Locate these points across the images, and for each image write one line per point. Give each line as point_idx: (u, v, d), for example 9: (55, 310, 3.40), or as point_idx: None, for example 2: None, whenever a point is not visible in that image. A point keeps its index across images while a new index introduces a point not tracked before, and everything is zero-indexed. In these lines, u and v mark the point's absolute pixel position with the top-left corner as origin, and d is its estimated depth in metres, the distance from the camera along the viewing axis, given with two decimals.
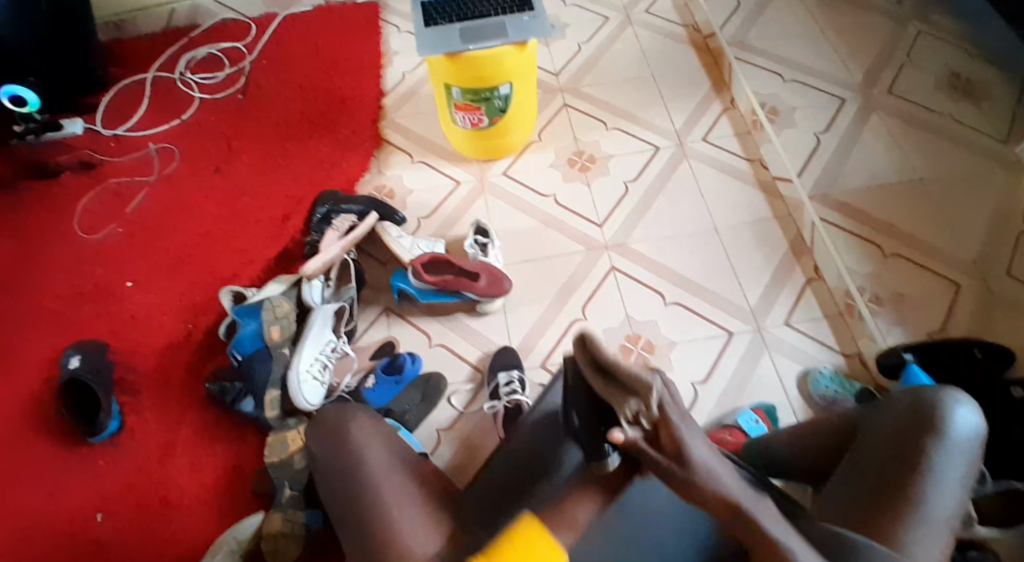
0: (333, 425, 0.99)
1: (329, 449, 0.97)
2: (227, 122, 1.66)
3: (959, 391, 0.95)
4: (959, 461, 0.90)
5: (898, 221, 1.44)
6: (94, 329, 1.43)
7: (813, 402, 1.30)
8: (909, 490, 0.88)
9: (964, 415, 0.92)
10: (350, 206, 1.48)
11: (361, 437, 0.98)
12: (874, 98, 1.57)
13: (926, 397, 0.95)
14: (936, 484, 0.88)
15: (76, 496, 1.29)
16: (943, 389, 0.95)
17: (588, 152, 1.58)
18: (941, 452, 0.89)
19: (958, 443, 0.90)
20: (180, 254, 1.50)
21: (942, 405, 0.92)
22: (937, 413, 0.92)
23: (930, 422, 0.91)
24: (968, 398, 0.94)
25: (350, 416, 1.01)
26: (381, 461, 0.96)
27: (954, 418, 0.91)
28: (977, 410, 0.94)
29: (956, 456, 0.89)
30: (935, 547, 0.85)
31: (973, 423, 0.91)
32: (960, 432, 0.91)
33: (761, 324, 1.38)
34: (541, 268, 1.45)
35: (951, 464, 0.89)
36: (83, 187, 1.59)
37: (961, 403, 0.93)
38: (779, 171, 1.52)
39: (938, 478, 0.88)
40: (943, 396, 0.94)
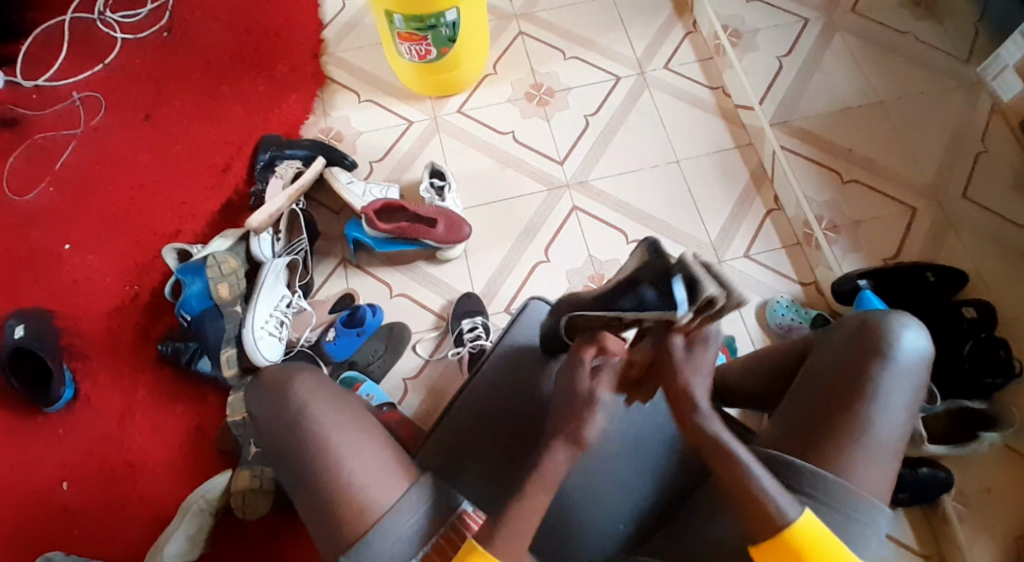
0: (277, 383, 0.93)
1: (272, 410, 0.92)
2: (153, 61, 1.53)
3: (903, 313, 0.92)
4: (906, 383, 0.87)
5: (857, 146, 1.42)
6: (32, 296, 1.36)
7: (771, 330, 1.32)
8: (857, 416, 0.85)
9: (911, 337, 0.89)
10: (294, 151, 1.40)
11: (305, 394, 0.92)
12: (836, 18, 1.52)
13: (873, 320, 0.91)
14: (884, 409, 0.85)
15: (38, 465, 1.27)
16: (891, 313, 0.91)
17: (546, 84, 1.51)
18: (888, 376, 0.87)
19: (905, 366, 0.87)
20: (117, 209, 1.42)
21: (890, 328, 0.89)
22: (885, 336, 0.88)
23: (876, 345, 0.88)
24: (914, 320, 0.91)
25: (292, 373, 0.94)
26: (329, 415, 0.90)
27: (901, 342, 0.88)
28: (924, 330, 0.91)
29: (902, 379, 0.87)
30: (883, 472, 0.84)
31: (920, 345, 0.89)
32: (907, 354, 0.88)
33: (722, 257, 1.38)
34: (501, 209, 1.41)
35: (898, 387, 0.86)
36: (2, 141, 1.47)
37: (909, 325, 0.90)
38: (742, 99, 1.47)
39: (886, 403, 0.86)
40: (891, 320, 0.90)
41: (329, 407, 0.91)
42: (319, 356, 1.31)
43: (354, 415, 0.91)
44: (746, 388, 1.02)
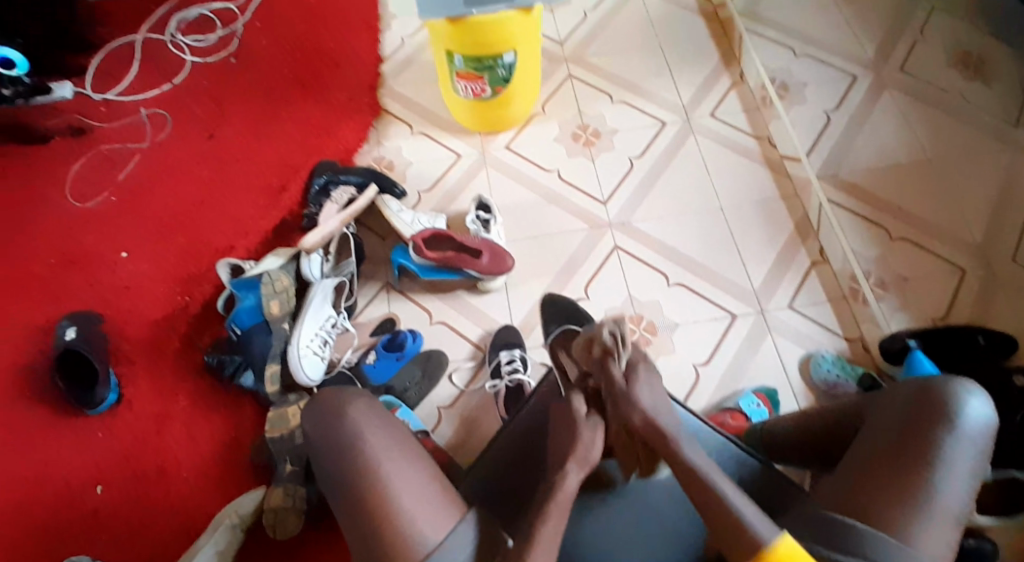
0: (330, 401, 0.94)
1: (323, 429, 0.92)
2: (220, 85, 1.61)
3: (968, 380, 0.91)
4: (970, 452, 0.86)
5: (905, 203, 1.42)
6: (87, 300, 1.41)
7: (815, 385, 1.31)
8: (918, 480, 0.84)
9: (975, 405, 0.88)
10: (348, 177, 1.45)
11: (358, 416, 0.92)
12: (885, 74, 1.51)
13: (937, 385, 0.91)
14: (947, 476, 0.84)
15: (75, 466, 1.29)
16: (955, 379, 0.91)
17: (592, 126, 1.55)
18: (952, 443, 0.86)
19: (970, 433, 0.86)
20: (174, 222, 1.47)
21: (954, 396, 0.88)
22: (950, 402, 0.88)
23: (942, 410, 0.87)
24: (978, 388, 0.90)
25: (347, 396, 0.95)
26: (382, 441, 0.90)
27: (966, 410, 0.87)
28: (988, 398, 0.90)
29: (967, 448, 0.86)
30: (944, 540, 0.82)
31: (985, 413, 0.88)
32: (972, 423, 0.87)
33: (765, 307, 1.38)
34: (545, 244, 1.43)
35: (962, 455, 0.85)
36: (72, 151, 1.54)
37: (973, 393, 0.89)
38: (788, 150, 1.50)
39: (948, 471, 0.84)
40: (955, 386, 0.89)
41: (382, 434, 0.91)
42: (357, 377, 1.33)
43: (407, 445, 0.91)
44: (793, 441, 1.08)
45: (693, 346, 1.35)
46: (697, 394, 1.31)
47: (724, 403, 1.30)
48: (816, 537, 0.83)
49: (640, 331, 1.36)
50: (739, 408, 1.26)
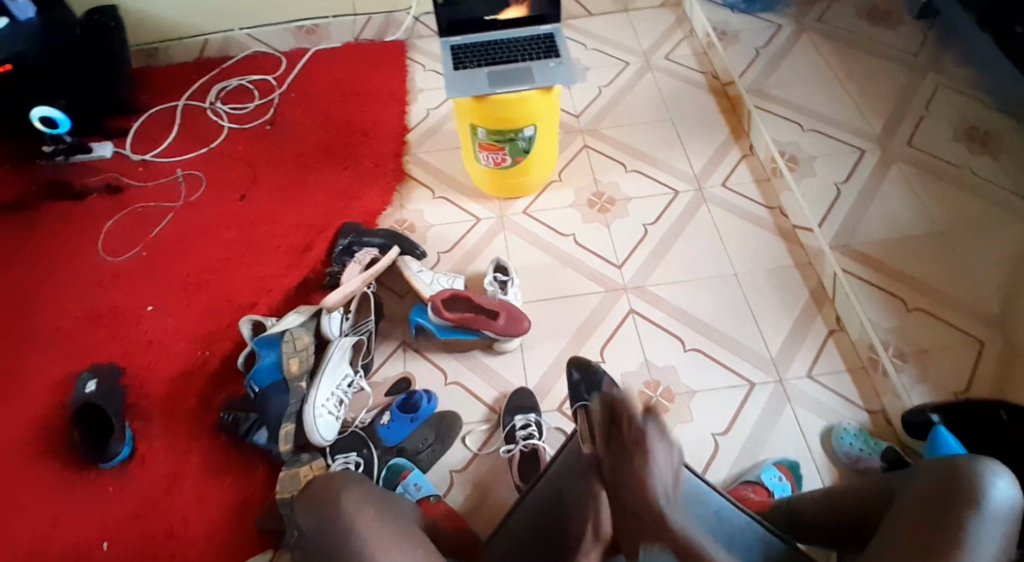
0: (329, 492, 0.94)
1: (321, 523, 0.91)
2: (253, 151, 1.68)
3: (996, 462, 0.88)
4: (999, 532, 0.82)
5: (923, 275, 1.35)
6: (111, 352, 1.43)
7: (838, 458, 1.29)
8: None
9: (1002, 487, 0.85)
10: (372, 239, 1.49)
11: (353, 509, 0.92)
12: (891, 147, 1.42)
13: (964, 466, 0.88)
14: (975, 557, 0.80)
15: (81, 523, 1.27)
16: (981, 459, 0.88)
17: (607, 194, 1.59)
18: (979, 524, 0.82)
19: (996, 514, 0.83)
20: (200, 278, 1.51)
21: (979, 477, 0.85)
22: (973, 483, 0.85)
23: (967, 493, 0.84)
24: (1006, 471, 0.87)
25: (341, 488, 0.94)
26: (376, 531, 0.90)
27: (990, 491, 0.84)
28: (1016, 481, 0.87)
29: (994, 531, 0.82)
30: None
31: (1012, 496, 0.84)
32: (997, 502, 0.83)
33: (782, 374, 1.38)
34: (561, 307, 1.45)
35: (990, 537, 0.81)
36: (108, 209, 1.61)
37: (1000, 475, 0.86)
38: (800, 221, 1.55)
39: (976, 552, 0.80)
40: (980, 468, 0.86)
41: (378, 526, 0.91)
42: (370, 438, 1.33)
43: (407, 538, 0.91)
44: (817, 519, 1.05)
45: (709, 413, 1.34)
46: (716, 465, 1.29)
47: (745, 475, 1.27)
48: None
49: (655, 397, 1.35)
50: (761, 481, 1.23)
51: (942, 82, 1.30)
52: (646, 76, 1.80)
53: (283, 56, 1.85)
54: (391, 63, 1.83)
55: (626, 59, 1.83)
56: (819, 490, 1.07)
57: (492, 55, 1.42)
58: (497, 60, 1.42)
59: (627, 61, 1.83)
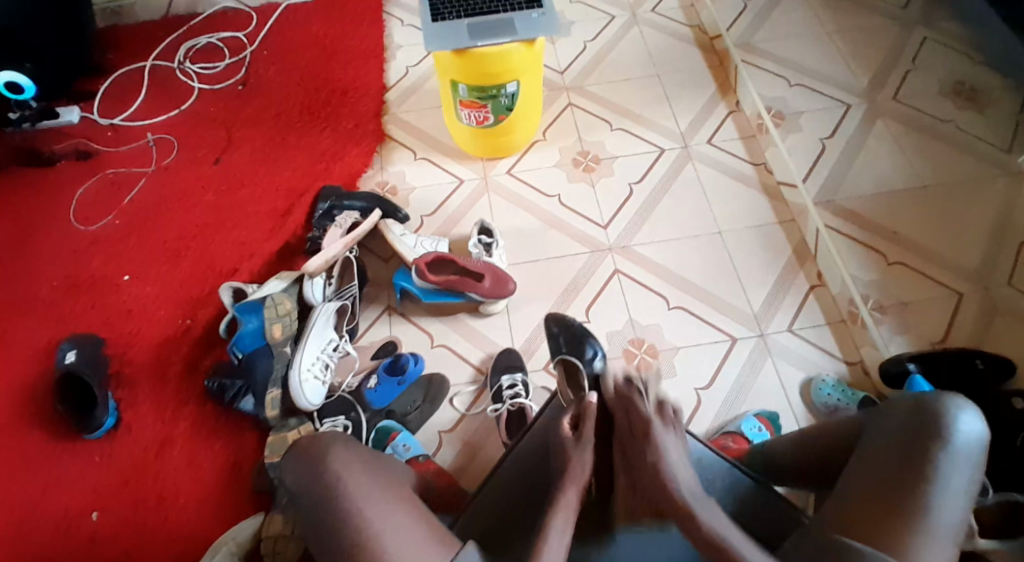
0: (321, 446, 0.94)
1: (311, 474, 0.92)
2: (227, 112, 1.63)
3: (960, 396, 0.91)
4: (966, 467, 0.85)
5: (903, 228, 1.41)
6: (90, 323, 1.41)
7: (816, 410, 1.31)
8: (914, 495, 0.83)
9: (967, 420, 0.88)
10: (352, 202, 1.46)
11: (342, 466, 0.92)
12: (880, 103, 1.51)
13: (929, 401, 0.90)
14: (943, 492, 0.83)
15: (71, 492, 1.27)
16: (945, 395, 0.90)
17: (593, 152, 1.58)
18: (946, 458, 0.85)
19: (963, 449, 0.85)
20: (178, 246, 1.48)
21: (943, 412, 0.88)
22: (941, 418, 0.87)
23: (934, 428, 0.86)
24: (971, 404, 0.89)
25: (329, 441, 0.95)
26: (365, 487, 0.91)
27: (956, 425, 0.87)
28: (980, 414, 0.89)
29: (961, 464, 0.85)
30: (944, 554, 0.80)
31: (978, 429, 0.87)
32: (963, 438, 0.86)
33: (765, 330, 1.39)
34: (547, 267, 1.45)
35: (959, 471, 0.84)
36: (79, 175, 1.56)
37: (964, 409, 0.88)
38: (784, 176, 1.52)
39: (946, 487, 0.83)
40: (945, 402, 0.89)
41: (367, 485, 0.91)
42: (358, 402, 1.33)
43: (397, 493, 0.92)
44: (794, 462, 1.06)
45: (694, 370, 1.35)
46: (700, 417, 1.31)
47: (725, 427, 1.29)
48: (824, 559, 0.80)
49: (641, 355, 1.36)
50: (740, 431, 1.26)
51: (929, 36, 1.48)
52: (631, 29, 1.76)
53: (254, 11, 1.78)
54: (369, 17, 1.77)
55: (610, 12, 1.79)
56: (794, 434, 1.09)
57: (474, 6, 1.36)
58: (478, 10, 1.36)
59: (611, 14, 1.78)
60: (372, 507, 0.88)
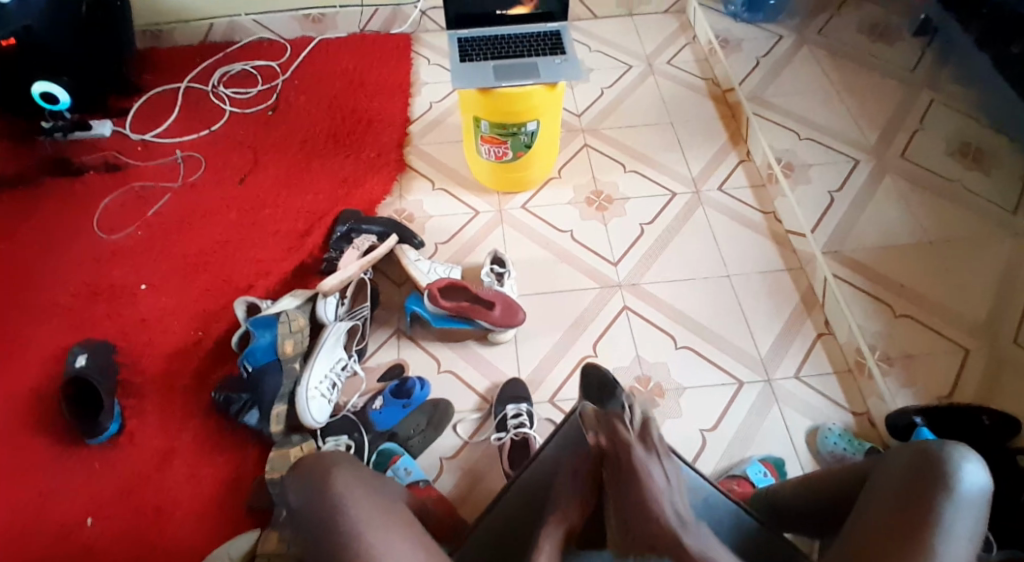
0: (320, 466, 0.95)
1: (311, 499, 0.92)
2: (254, 136, 1.69)
3: (965, 446, 0.90)
4: (970, 515, 0.84)
5: (909, 280, 1.34)
6: (103, 328, 1.43)
7: (822, 457, 1.31)
8: (917, 542, 0.82)
9: (972, 470, 0.87)
10: (370, 226, 1.50)
11: (343, 487, 0.93)
12: (887, 157, 1.38)
13: (934, 450, 0.90)
14: (947, 538, 0.83)
15: (69, 496, 1.26)
16: (950, 444, 0.90)
17: (606, 192, 1.62)
18: (950, 507, 0.84)
19: (968, 497, 0.85)
20: (197, 259, 1.51)
21: (948, 461, 0.87)
22: (943, 465, 0.87)
23: (937, 475, 0.86)
24: (976, 454, 0.89)
25: (331, 462, 0.97)
26: (365, 505, 0.91)
27: (960, 473, 0.86)
28: (985, 465, 0.89)
29: (966, 512, 0.84)
30: None
31: (981, 479, 0.86)
32: (968, 486, 0.85)
33: (771, 374, 1.40)
34: (556, 300, 1.47)
35: (962, 518, 0.84)
36: (107, 187, 1.61)
37: (968, 458, 0.88)
38: (793, 226, 1.59)
39: (949, 534, 0.83)
40: (949, 451, 0.88)
41: (367, 504, 0.92)
42: (362, 422, 1.33)
43: (395, 514, 0.93)
44: (796, 506, 1.07)
45: (700, 409, 1.36)
46: (705, 457, 1.31)
47: (730, 470, 1.28)
48: None
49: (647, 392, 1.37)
50: (746, 476, 1.25)
51: (936, 95, 1.24)
52: (648, 79, 1.83)
53: (288, 43, 1.86)
54: (396, 55, 1.84)
55: (628, 63, 1.86)
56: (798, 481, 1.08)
57: (500, 50, 1.44)
58: (504, 54, 1.44)
59: (629, 64, 1.86)
60: (373, 530, 0.88)
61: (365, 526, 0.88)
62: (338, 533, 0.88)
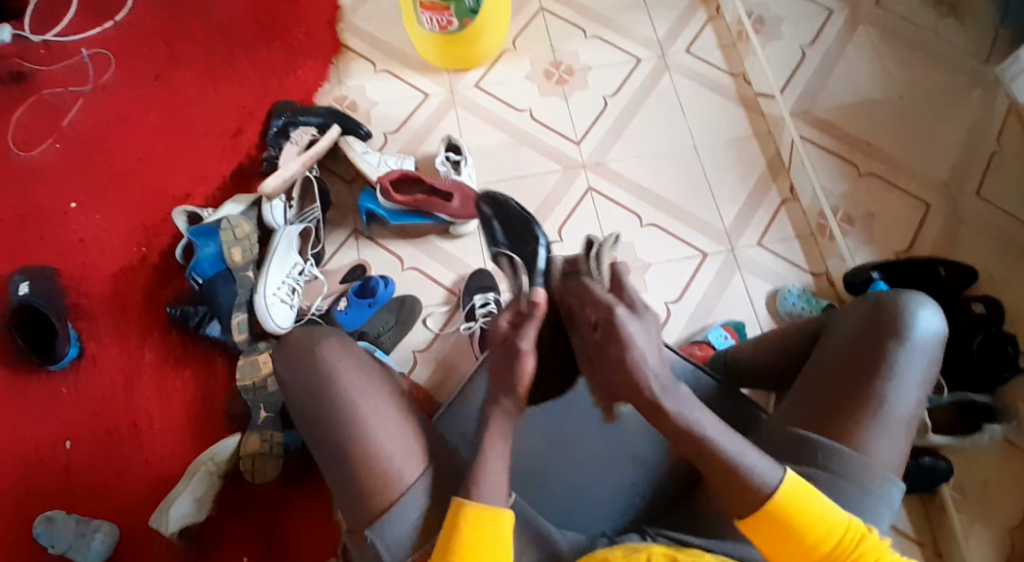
0: (304, 343, 0.92)
1: (300, 373, 0.90)
2: (166, 22, 1.51)
3: (920, 294, 0.91)
4: (921, 362, 0.86)
5: (876, 139, 1.41)
6: (40, 253, 1.35)
7: (780, 317, 1.32)
8: (868, 391, 0.84)
9: (926, 317, 0.88)
10: (308, 117, 1.39)
11: (331, 363, 0.90)
12: (862, 8, 1.50)
13: (889, 300, 0.90)
14: (898, 387, 0.84)
15: (40, 423, 1.26)
16: (906, 293, 0.90)
17: (566, 63, 1.50)
18: (903, 355, 0.86)
19: (920, 344, 0.86)
20: (125, 169, 1.40)
21: (904, 311, 0.88)
22: (901, 316, 0.87)
23: (893, 325, 0.87)
24: (931, 302, 0.90)
25: (319, 336, 0.93)
26: (355, 383, 0.89)
27: (915, 322, 0.87)
28: (940, 313, 0.90)
29: (917, 359, 0.86)
30: (895, 447, 0.83)
31: (935, 325, 0.88)
32: (922, 334, 0.87)
33: (734, 244, 1.38)
34: (517, 186, 1.40)
35: (913, 366, 0.85)
36: (11, 96, 1.45)
37: (924, 306, 0.89)
38: (763, 88, 1.47)
39: (900, 381, 0.84)
40: (905, 300, 0.89)
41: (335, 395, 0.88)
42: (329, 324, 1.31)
43: (382, 389, 0.91)
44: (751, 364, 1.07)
45: (666, 283, 1.34)
46: (671, 327, 1.32)
47: (695, 337, 1.30)
48: (783, 457, 0.85)
49: None
50: (707, 340, 1.27)
51: None
52: None
53: None
54: None
55: None
56: (753, 341, 1.08)
57: None
58: None
59: None
60: (365, 401, 0.88)
61: (348, 409, 0.87)
62: (330, 431, 0.87)
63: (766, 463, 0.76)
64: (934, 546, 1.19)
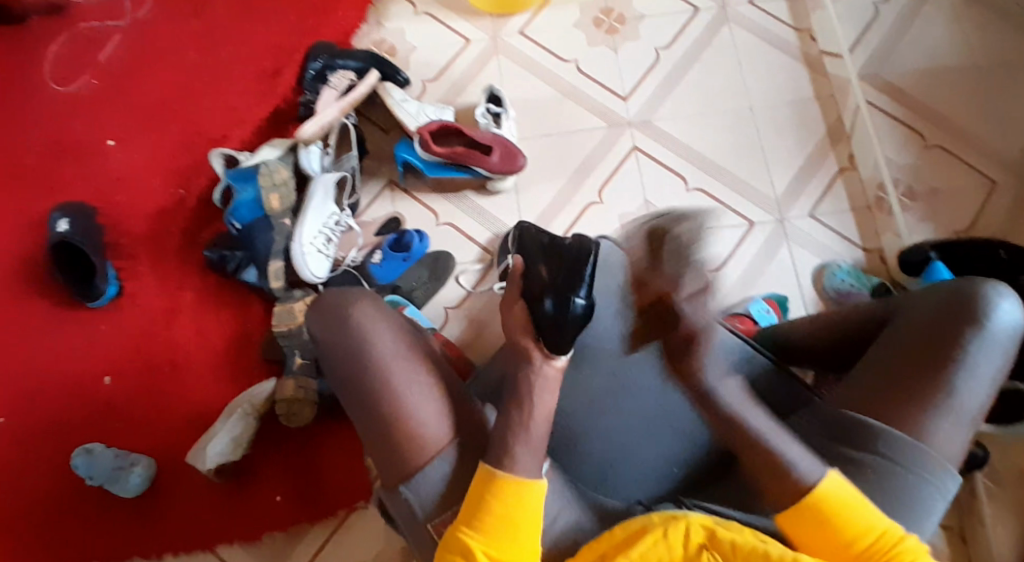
0: (336, 309, 0.90)
1: (331, 337, 0.88)
2: None
3: (1000, 282, 0.85)
4: (996, 354, 0.81)
5: (947, 109, 1.33)
6: (79, 190, 1.35)
7: (827, 295, 1.25)
8: (938, 381, 0.79)
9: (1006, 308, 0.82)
10: (347, 61, 1.35)
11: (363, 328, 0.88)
12: None
13: (966, 287, 0.84)
14: (970, 378, 0.79)
15: (80, 357, 1.28)
16: (986, 281, 0.84)
17: (618, 11, 1.43)
18: (978, 345, 0.80)
19: (998, 336, 0.80)
20: (162, 108, 1.39)
21: (983, 299, 0.82)
22: (981, 304, 0.81)
23: (972, 313, 0.81)
24: (1012, 291, 0.84)
25: (352, 299, 0.91)
26: (387, 350, 0.87)
27: (995, 312, 0.81)
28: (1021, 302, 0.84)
29: (992, 350, 0.80)
30: (957, 439, 0.79)
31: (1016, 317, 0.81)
32: (1001, 325, 0.81)
33: (785, 215, 1.30)
34: (561, 142, 1.35)
35: (988, 358, 0.80)
36: (51, 29, 1.44)
37: (1006, 296, 0.83)
38: (829, 46, 1.38)
39: (972, 372, 0.79)
40: (985, 289, 0.83)
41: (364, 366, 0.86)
42: (363, 276, 1.29)
43: (415, 357, 0.88)
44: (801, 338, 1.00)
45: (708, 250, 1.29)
46: None
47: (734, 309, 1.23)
48: (835, 440, 0.82)
49: None
50: (749, 312, 1.19)
51: None
52: None
53: None
54: None
55: None
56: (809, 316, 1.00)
57: None
58: None
59: None
60: (397, 371, 0.85)
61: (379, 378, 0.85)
62: (360, 401, 0.86)
63: (808, 459, 0.77)
64: (960, 531, 1.16)
